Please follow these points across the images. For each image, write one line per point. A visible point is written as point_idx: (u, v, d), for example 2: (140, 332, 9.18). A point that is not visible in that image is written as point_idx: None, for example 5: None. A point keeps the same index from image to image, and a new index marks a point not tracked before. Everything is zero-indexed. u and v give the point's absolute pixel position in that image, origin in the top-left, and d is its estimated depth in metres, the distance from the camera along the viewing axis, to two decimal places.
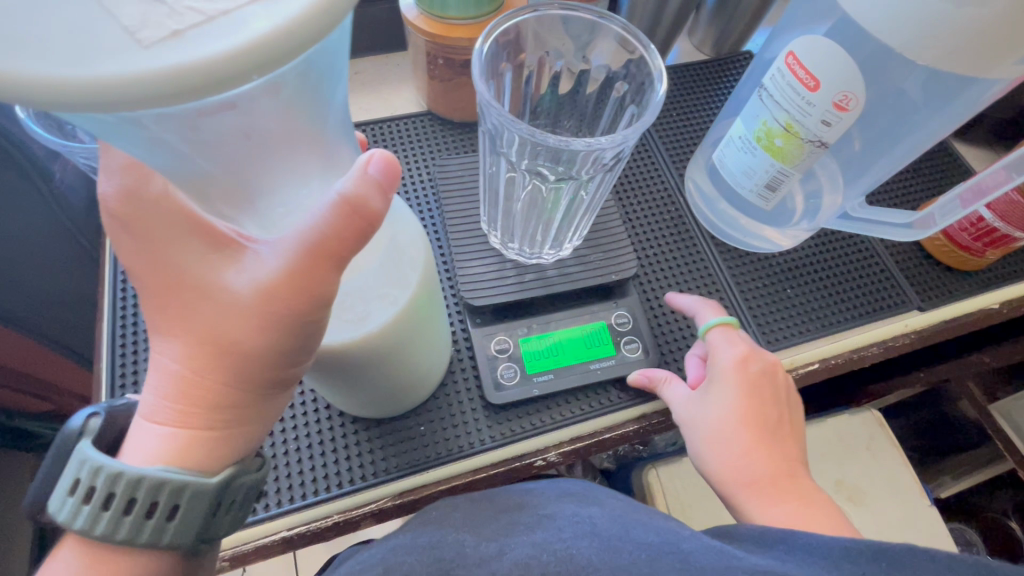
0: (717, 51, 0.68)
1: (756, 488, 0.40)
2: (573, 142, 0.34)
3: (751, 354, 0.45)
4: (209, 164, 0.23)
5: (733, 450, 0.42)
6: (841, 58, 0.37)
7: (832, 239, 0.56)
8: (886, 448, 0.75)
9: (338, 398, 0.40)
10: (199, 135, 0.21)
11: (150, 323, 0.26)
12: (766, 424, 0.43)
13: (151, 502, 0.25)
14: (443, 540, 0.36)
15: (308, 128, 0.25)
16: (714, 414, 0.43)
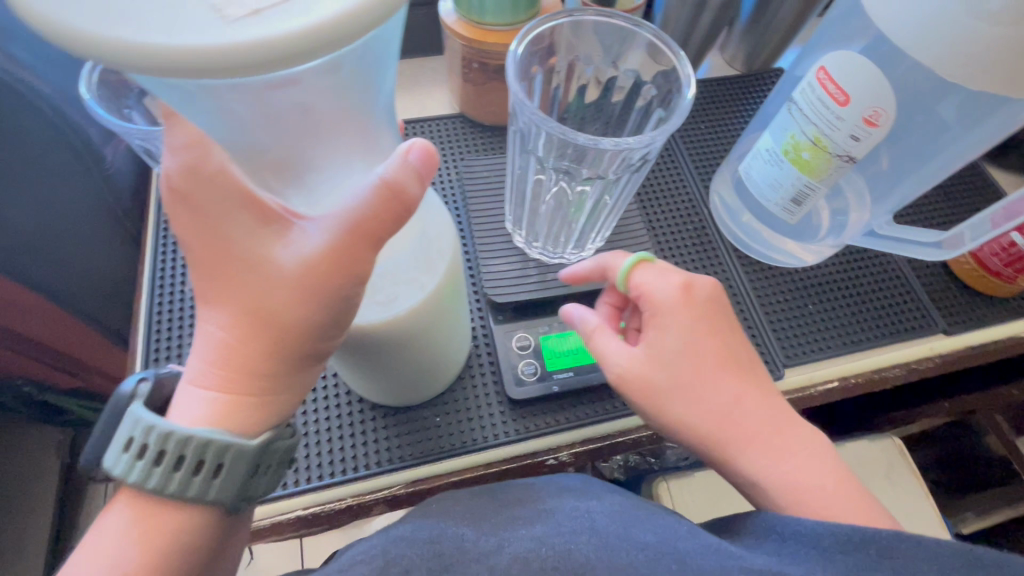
0: (748, 67, 0.68)
1: (732, 428, 0.38)
2: (602, 141, 0.35)
3: (688, 283, 0.40)
4: (265, 137, 0.25)
5: (693, 396, 0.38)
6: (875, 73, 0.37)
7: (858, 255, 0.56)
8: (905, 477, 0.74)
9: (362, 381, 0.41)
10: (262, 104, 0.23)
11: (200, 293, 0.27)
12: (719, 361, 0.39)
13: (198, 459, 0.26)
14: (442, 534, 0.35)
15: (356, 111, 0.27)
16: (661, 357, 0.39)
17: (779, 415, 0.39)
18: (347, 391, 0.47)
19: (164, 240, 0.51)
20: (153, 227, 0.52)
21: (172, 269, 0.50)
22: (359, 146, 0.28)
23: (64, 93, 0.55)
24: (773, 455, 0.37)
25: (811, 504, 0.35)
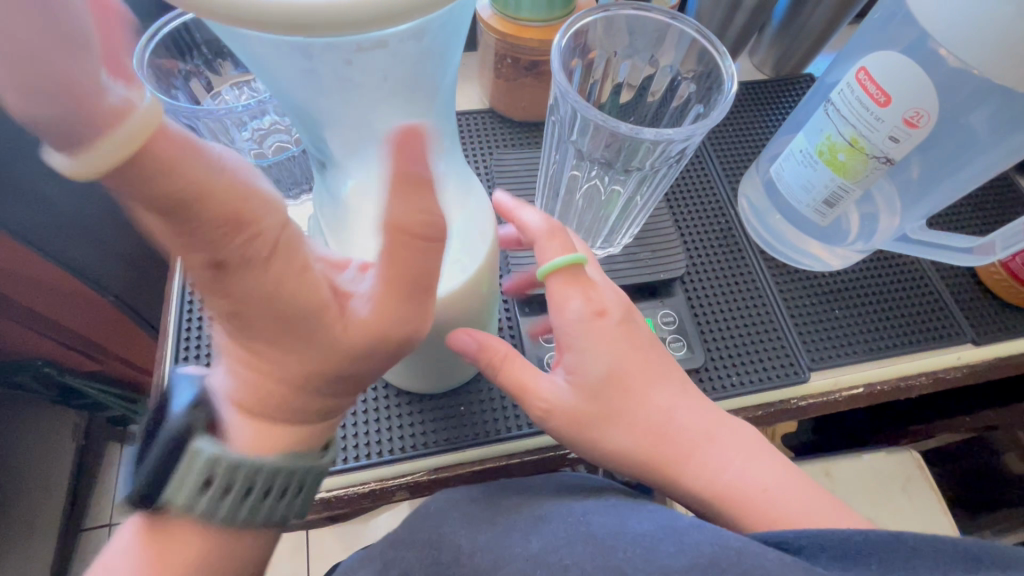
0: (777, 72, 0.68)
1: (667, 443, 0.38)
2: (643, 131, 0.36)
3: (590, 300, 0.39)
4: (344, 104, 0.28)
5: (619, 422, 0.38)
6: (915, 73, 0.37)
7: (885, 261, 0.56)
8: (923, 491, 0.72)
9: (392, 369, 0.43)
10: (345, 70, 0.26)
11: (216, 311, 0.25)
12: (630, 383, 0.39)
13: (247, 486, 0.29)
14: (440, 539, 0.37)
15: (425, 88, 0.29)
16: (586, 383, 0.38)
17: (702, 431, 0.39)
18: (373, 377, 0.47)
19: None
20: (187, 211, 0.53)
21: None
22: (418, 128, 0.32)
23: None
24: (713, 463, 0.38)
25: (749, 510, 0.36)
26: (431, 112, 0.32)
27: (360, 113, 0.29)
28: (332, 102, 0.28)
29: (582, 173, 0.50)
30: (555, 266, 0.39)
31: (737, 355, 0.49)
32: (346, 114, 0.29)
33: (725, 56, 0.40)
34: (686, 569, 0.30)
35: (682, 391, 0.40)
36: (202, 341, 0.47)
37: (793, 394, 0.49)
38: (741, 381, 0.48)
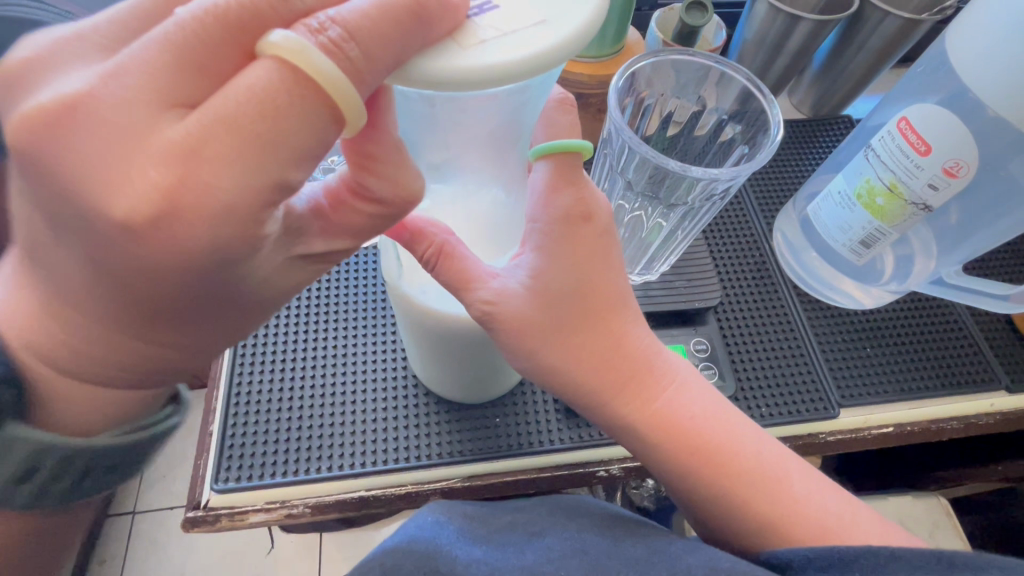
0: (816, 112, 0.70)
1: (617, 368, 0.37)
2: (691, 169, 0.39)
3: (577, 201, 0.34)
4: (437, 133, 0.32)
5: (571, 342, 0.36)
6: (957, 126, 0.39)
7: (915, 301, 0.56)
8: (951, 538, 0.71)
9: (428, 370, 0.45)
10: (457, 116, 0.30)
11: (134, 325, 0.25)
12: (598, 304, 0.36)
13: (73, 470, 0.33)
14: (438, 552, 0.35)
15: (512, 132, 0.34)
16: (543, 292, 0.34)
17: (644, 367, 0.38)
18: (414, 385, 0.49)
19: None
20: None
21: None
22: (496, 170, 0.36)
23: None
24: (679, 409, 0.38)
25: (699, 450, 0.37)
26: (509, 158, 0.36)
27: (453, 147, 0.34)
28: (435, 138, 0.33)
29: (627, 203, 0.52)
30: (553, 146, 0.33)
31: (768, 388, 0.50)
32: (441, 144, 0.33)
33: (772, 99, 0.42)
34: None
35: (636, 319, 0.38)
36: (260, 342, 0.50)
37: (822, 429, 0.50)
38: (771, 412, 0.49)
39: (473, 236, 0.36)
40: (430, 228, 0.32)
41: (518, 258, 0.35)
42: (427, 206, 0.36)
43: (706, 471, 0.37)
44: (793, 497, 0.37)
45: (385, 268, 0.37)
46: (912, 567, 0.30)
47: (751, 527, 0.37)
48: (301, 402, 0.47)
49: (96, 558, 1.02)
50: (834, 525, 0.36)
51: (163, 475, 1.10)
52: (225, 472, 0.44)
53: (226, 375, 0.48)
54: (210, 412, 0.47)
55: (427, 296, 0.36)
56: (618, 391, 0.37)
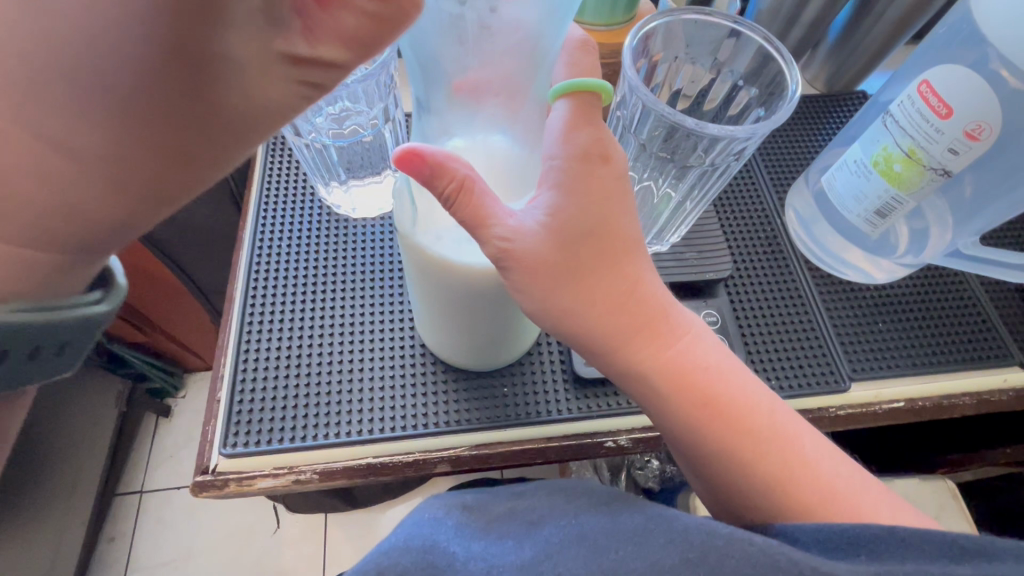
0: (829, 88, 0.68)
1: (632, 318, 0.36)
2: (708, 126, 0.38)
3: (595, 139, 0.34)
4: (464, 49, 0.32)
5: (586, 296, 0.35)
6: (979, 87, 0.38)
7: (926, 274, 0.56)
8: (957, 520, 0.71)
9: (438, 329, 0.44)
10: (488, 19, 0.31)
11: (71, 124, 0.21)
12: (612, 245, 0.36)
13: None
14: (435, 547, 0.35)
15: (533, 58, 0.34)
16: (561, 232, 0.34)
17: (658, 320, 0.37)
18: (422, 356, 0.49)
19: (266, 200, 0.56)
20: (257, 183, 0.57)
21: (267, 245, 0.53)
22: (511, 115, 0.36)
23: None
24: (692, 361, 0.38)
25: (711, 410, 0.37)
26: (526, 102, 0.36)
27: (480, 70, 0.34)
28: (464, 58, 0.33)
29: (638, 172, 0.51)
30: (579, 87, 0.34)
31: (778, 360, 0.50)
32: None
33: (790, 58, 0.41)
34: (676, 563, 0.31)
35: (649, 267, 0.38)
36: (266, 309, 0.50)
37: (832, 402, 0.49)
38: (780, 384, 0.49)
39: (497, 179, 0.35)
40: (454, 162, 0.31)
41: (534, 199, 0.35)
42: (450, 144, 0.36)
43: (719, 431, 0.37)
44: (805, 465, 0.36)
45: (399, 217, 0.37)
46: (924, 563, 0.30)
47: (763, 487, 0.36)
48: (308, 369, 0.47)
49: (104, 535, 1.04)
50: (842, 490, 0.36)
51: (172, 455, 1.12)
52: (233, 437, 0.44)
53: (234, 344, 0.48)
54: (217, 379, 0.47)
55: (441, 242, 0.35)
56: (631, 342, 0.37)
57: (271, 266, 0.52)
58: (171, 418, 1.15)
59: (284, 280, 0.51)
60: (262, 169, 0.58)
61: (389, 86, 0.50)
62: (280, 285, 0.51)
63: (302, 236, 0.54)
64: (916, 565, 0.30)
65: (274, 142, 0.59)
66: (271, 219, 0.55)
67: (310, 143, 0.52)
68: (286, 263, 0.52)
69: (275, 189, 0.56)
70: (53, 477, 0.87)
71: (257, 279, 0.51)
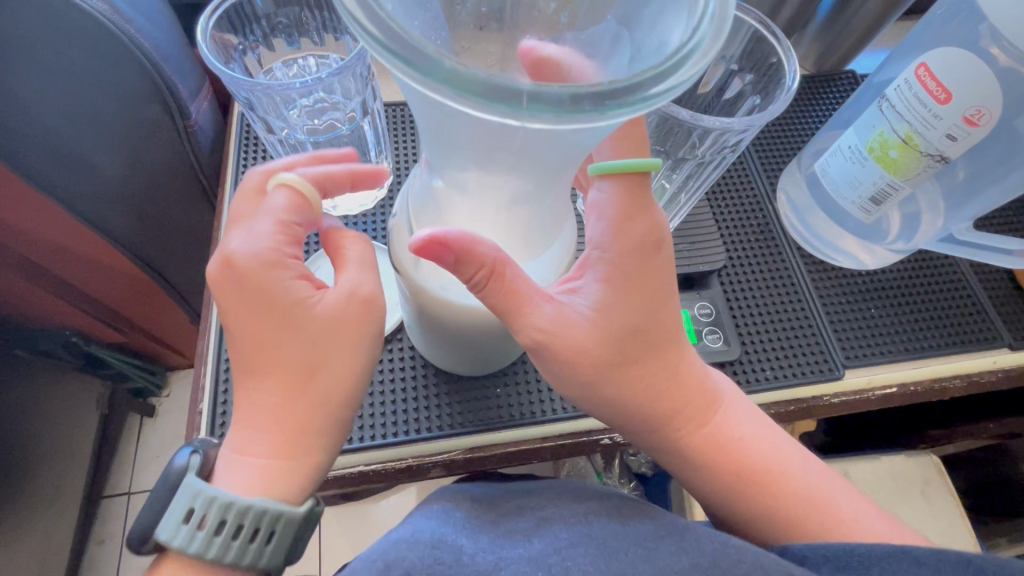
0: (819, 67, 0.67)
1: (673, 393, 0.37)
2: (704, 119, 0.37)
3: (651, 228, 0.34)
4: (483, 151, 0.28)
5: (632, 375, 0.36)
6: (980, 72, 0.37)
7: (953, 284, 0.54)
8: (942, 495, 0.72)
9: (450, 361, 0.44)
10: (521, 138, 0.26)
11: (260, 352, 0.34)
12: (660, 337, 0.36)
13: (251, 527, 0.32)
14: (443, 541, 0.34)
15: (565, 162, 0.29)
16: (609, 326, 0.34)
17: (703, 394, 0.38)
18: (422, 364, 0.48)
19: None
20: (231, 183, 0.54)
21: None
22: (535, 198, 0.32)
23: (163, 48, 0.54)
24: (726, 431, 0.38)
25: (747, 471, 0.37)
26: (548, 195, 0.32)
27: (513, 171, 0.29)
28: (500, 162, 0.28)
29: None
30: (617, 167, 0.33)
31: (772, 352, 0.50)
32: None
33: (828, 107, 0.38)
34: (686, 567, 0.31)
35: (691, 346, 0.39)
36: None
37: (826, 391, 0.49)
38: (775, 375, 0.49)
39: (511, 242, 0.34)
40: (480, 246, 0.30)
41: (572, 285, 0.35)
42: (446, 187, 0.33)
43: (756, 497, 0.37)
44: (823, 511, 0.37)
45: (398, 256, 0.35)
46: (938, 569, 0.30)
47: (777, 531, 0.37)
48: None
49: (92, 538, 1.02)
50: (862, 529, 0.37)
51: (158, 455, 1.09)
52: None
53: (213, 350, 0.46)
54: (198, 390, 0.45)
55: (445, 291, 0.35)
56: (673, 417, 0.37)
57: None
58: (155, 417, 1.11)
59: None
60: (236, 167, 0.55)
61: (367, 78, 0.47)
62: None
63: None
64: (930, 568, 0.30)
65: (247, 139, 0.56)
66: None
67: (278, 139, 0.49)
68: None
69: None
70: (29, 486, 0.84)
71: None
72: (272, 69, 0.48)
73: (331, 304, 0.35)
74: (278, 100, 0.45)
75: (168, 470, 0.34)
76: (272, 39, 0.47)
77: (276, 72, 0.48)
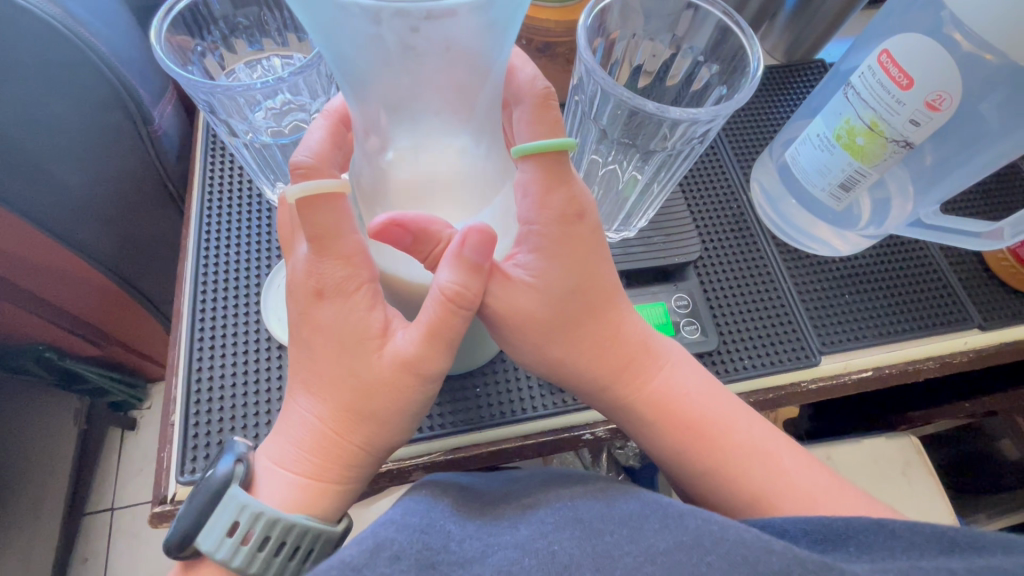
0: (789, 58, 0.67)
1: (614, 356, 0.37)
2: (670, 110, 0.37)
3: (570, 200, 0.33)
4: (389, 73, 0.30)
5: (570, 337, 0.36)
6: (939, 57, 0.37)
7: (920, 265, 0.55)
8: (922, 475, 0.73)
9: None
10: (412, 40, 0.28)
11: (308, 382, 0.35)
12: (596, 300, 0.36)
13: (295, 545, 0.33)
14: (431, 526, 0.34)
15: (473, 76, 0.31)
16: (541, 288, 0.34)
17: (642, 351, 0.38)
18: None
19: (209, 203, 0.52)
20: (198, 188, 0.53)
21: (216, 255, 0.50)
22: (463, 118, 0.33)
23: (121, 52, 0.53)
24: (672, 389, 0.38)
25: (687, 425, 0.38)
26: (474, 108, 0.33)
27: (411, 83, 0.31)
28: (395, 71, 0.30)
29: (601, 157, 0.50)
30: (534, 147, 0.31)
31: (749, 340, 0.50)
32: (390, 83, 0.30)
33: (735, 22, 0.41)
34: (671, 547, 0.30)
35: (629, 308, 0.38)
36: (217, 326, 0.47)
37: (803, 377, 0.50)
38: (752, 364, 0.49)
39: (443, 201, 0.34)
40: (435, 226, 0.33)
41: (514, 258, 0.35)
42: (393, 159, 0.34)
43: (699, 454, 0.37)
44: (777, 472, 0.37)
45: None
46: (920, 554, 0.30)
47: (737, 498, 0.37)
48: (268, 387, 0.45)
49: (75, 558, 0.99)
50: (813, 493, 0.36)
51: (140, 469, 1.07)
52: (190, 463, 0.42)
53: (185, 361, 0.45)
54: (169, 401, 0.44)
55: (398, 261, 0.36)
56: (612, 386, 0.38)
57: (221, 275, 0.49)
58: (137, 431, 1.09)
59: (236, 295, 0.48)
60: (204, 172, 0.54)
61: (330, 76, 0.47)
62: (231, 300, 0.48)
63: (250, 240, 0.51)
64: (904, 551, 0.30)
65: (214, 144, 0.55)
66: (216, 224, 0.51)
67: (243, 142, 0.47)
68: (237, 273, 0.49)
69: (220, 191, 0.53)
70: None
71: (205, 295, 0.48)
72: (235, 70, 0.47)
73: (414, 348, 0.33)
74: (241, 102, 0.44)
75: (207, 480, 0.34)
76: (233, 40, 0.46)
77: (239, 74, 0.47)
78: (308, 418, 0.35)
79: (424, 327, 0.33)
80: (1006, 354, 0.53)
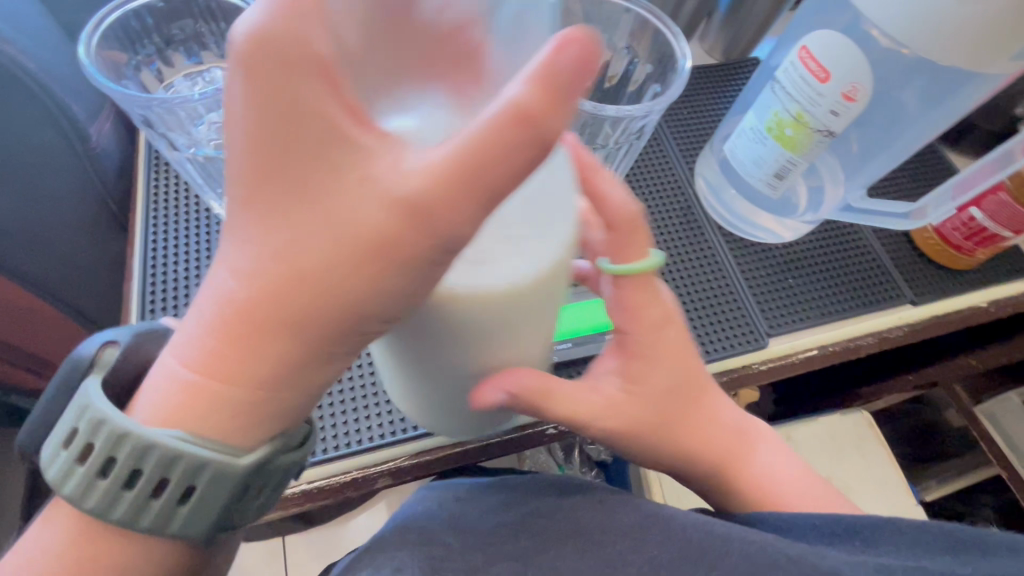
0: (728, 57, 0.70)
1: (707, 445, 0.40)
2: (605, 108, 0.39)
3: (663, 310, 0.38)
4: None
5: (670, 430, 0.39)
6: (851, 51, 0.40)
7: (856, 247, 0.59)
8: (875, 448, 0.77)
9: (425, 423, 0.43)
10: None
11: (260, 218, 0.24)
12: (696, 388, 0.40)
13: (145, 476, 0.26)
14: (432, 539, 0.34)
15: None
16: (638, 391, 0.38)
17: (740, 438, 0.41)
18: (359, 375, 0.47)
19: (154, 222, 0.51)
20: (143, 206, 0.51)
21: (162, 271, 0.48)
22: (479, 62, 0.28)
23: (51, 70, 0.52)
24: (754, 469, 0.41)
25: (763, 493, 0.40)
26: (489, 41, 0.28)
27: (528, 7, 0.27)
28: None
29: None
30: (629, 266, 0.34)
31: (701, 326, 0.52)
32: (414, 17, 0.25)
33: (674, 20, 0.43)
34: (675, 559, 0.32)
35: (719, 397, 0.42)
36: None
37: (752, 360, 0.52)
38: (706, 349, 0.51)
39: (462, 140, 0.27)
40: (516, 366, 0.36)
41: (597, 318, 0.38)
42: (398, 126, 0.27)
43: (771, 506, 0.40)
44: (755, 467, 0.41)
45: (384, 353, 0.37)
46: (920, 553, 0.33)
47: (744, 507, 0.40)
48: None
49: None
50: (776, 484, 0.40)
51: None
52: None
53: None
54: None
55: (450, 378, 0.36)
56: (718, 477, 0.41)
57: (169, 291, 0.48)
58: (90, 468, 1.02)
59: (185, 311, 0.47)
60: (148, 189, 0.52)
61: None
62: (179, 317, 0.47)
63: (199, 256, 0.49)
64: (901, 548, 0.34)
65: (157, 159, 0.54)
66: (163, 241, 0.50)
67: (183, 155, 0.46)
68: (185, 290, 0.48)
69: (167, 208, 0.51)
70: None
71: (153, 313, 0.47)
72: (173, 82, 0.45)
73: (414, 188, 0.22)
74: (181, 116, 0.43)
75: (86, 358, 0.29)
76: (170, 53, 0.45)
77: (177, 86, 0.45)
78: (224, 286, 0.26)
79: (438, 158, 0.22)
80: (946, 324, 0.57)
